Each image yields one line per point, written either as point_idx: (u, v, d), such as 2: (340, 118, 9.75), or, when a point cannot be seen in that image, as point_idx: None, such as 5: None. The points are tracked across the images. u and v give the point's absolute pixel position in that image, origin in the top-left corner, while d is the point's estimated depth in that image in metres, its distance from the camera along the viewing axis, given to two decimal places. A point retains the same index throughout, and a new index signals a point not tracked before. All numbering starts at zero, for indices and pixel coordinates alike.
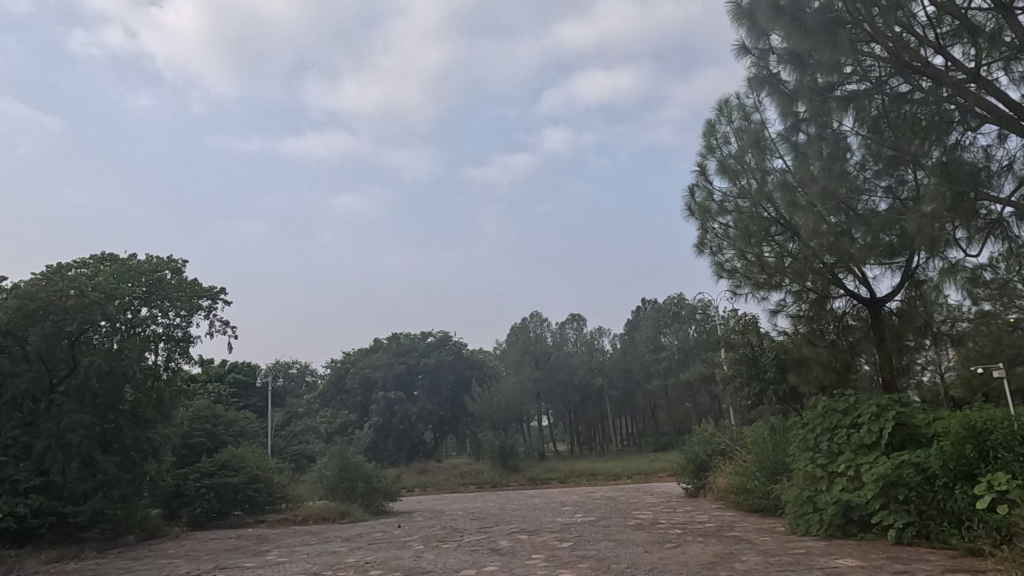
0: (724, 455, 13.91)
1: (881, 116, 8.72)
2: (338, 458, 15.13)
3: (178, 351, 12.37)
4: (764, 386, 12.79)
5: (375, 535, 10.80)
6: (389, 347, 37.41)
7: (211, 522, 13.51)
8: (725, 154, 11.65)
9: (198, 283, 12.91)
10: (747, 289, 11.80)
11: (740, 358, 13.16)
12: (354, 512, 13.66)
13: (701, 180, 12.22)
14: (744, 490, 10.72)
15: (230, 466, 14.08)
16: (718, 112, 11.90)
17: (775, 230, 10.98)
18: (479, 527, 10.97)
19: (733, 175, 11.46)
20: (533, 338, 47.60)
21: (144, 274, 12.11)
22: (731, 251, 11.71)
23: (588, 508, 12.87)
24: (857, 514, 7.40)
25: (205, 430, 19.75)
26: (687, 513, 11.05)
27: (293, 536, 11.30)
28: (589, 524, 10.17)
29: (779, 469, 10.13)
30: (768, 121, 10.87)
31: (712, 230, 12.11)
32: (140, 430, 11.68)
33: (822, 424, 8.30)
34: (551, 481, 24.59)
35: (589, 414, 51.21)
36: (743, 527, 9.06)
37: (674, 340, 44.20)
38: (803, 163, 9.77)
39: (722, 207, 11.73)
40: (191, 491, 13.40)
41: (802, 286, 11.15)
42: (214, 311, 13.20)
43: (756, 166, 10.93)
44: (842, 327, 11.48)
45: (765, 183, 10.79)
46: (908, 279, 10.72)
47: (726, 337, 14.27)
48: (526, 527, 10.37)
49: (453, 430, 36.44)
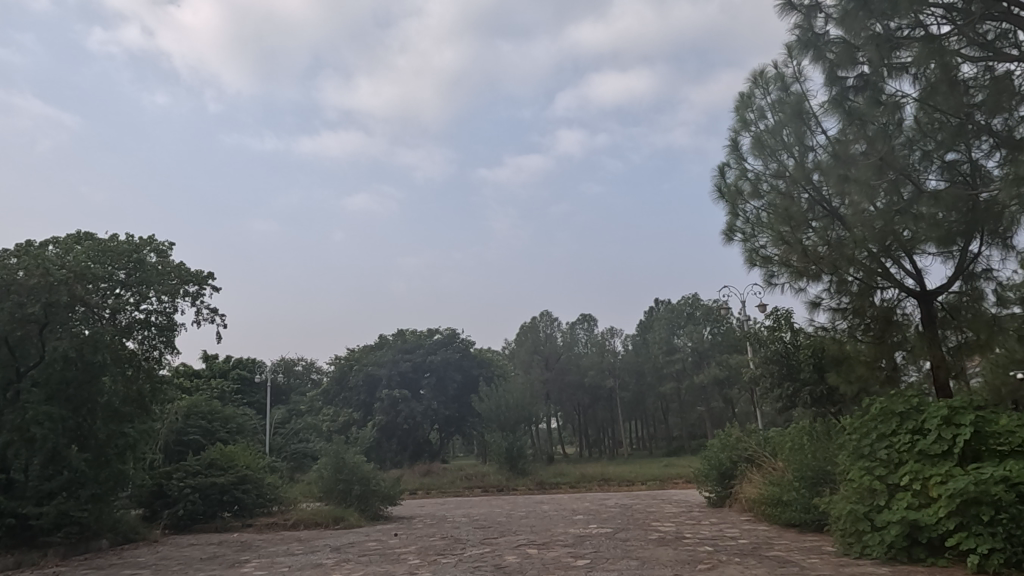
0: (751, 462, 12.78)
1: (940, 80, 7.67)
2: (334, 458, 14.10)
3: (160, 341, 11.49)
4: (797, 388, 11.56)
5: (368, 544, 9.77)
6: (394, 344, 36.44)
7: (196, 525, 12.53)
8: (760, 130, 10.55)
9: (184, 266, 11.94)
10: (784, 278, 10.44)
11: (772, 356, 12.01)
12: (349, 517, 12.64)
13: (732, 159, 11.13)
14: (780, 502, 9.59)
15: (217, 465, 13.26)
16: (752, 84, 10.81)
17: (815, 214, 9.81)
18: (484, 538, 9.93)
19: (770, 152, 10.36)
20: (543, 338, 46.47)
21: (124, 255, 11.11)
22: (765, 236, 10.58)
23: (602, 517, 11.80)
24: (926, 536, 6.30)
25: (201, 427, 18.84)
26: (713, 526, 9.97)
27: (280, 544, 10.29)
28: (606, 538, 9.08)
29: (822, 480, 9.00)
30: (809, 92, 9.83)
31: (745, 215, 11.04)
32: (116, 423, 10.63)
33: (876, 429, 7.20)
34: (561, 486, 23.52)
35: (599, 418, 50.10)
36: (783, 545, 7.96)
37: (688, 341, 43.06)
38: (848, 139, 8.67)
39: (755, 188, 10.65)
40: (174, 491, 12.37)
41: (846, 277, 9.81)
42: (201, 298, 12.23)
43: (796, 141, 9.87)
44: (890, 324, 10.11)
45: (806, 160, 9.76)
46: (963, 271, 9.43)
47: (754, 334, 13.11)
48: (536, 539, 9.30)
49: (460, 431, 35.49)
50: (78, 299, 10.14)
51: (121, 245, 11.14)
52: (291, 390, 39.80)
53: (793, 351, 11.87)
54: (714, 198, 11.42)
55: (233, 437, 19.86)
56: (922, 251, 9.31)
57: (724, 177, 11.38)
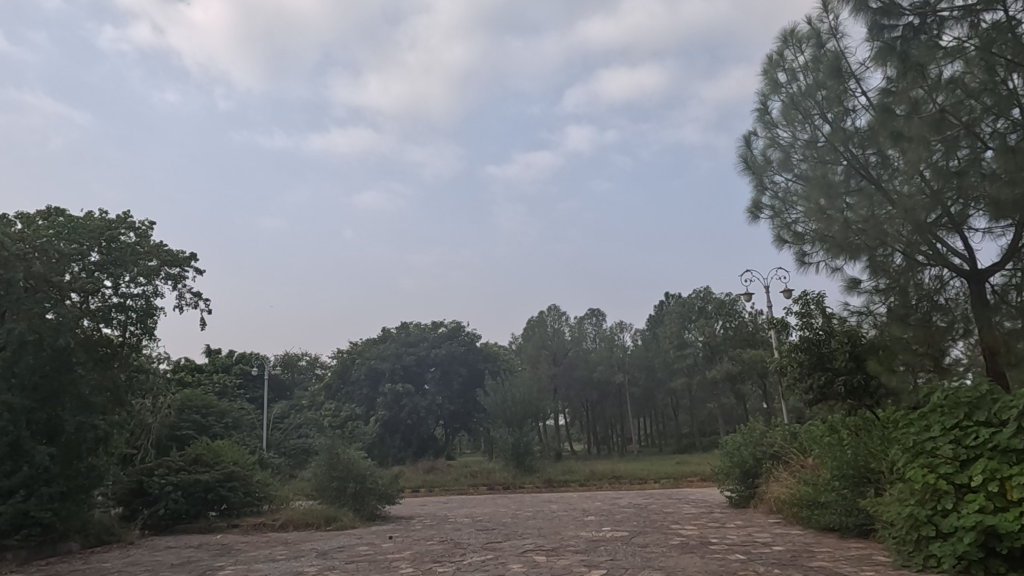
0: (777, 459, 11.80)
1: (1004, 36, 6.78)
2: (328, 454, 13.17)
3: (139, 326, 10.69)
4: (830, 378, 10.49)
5: (359, 549, 8.85)
6: (398, 338, 35.53)
7: (179, 526, 11.67)
8: (793, 92, 9.54)
9: (164, 246, 11.09)
10: (820, 254, 9.41)
11: (802, 343, 10.96)
12: (342, 518, 11.72)
13: (759, 126, 10.14)
14: (817, 504, 8.59)
15: (202, 461, 12.40)
16: (782, 43, 9.83)
17: (855, 183, 8.79)
18: (487, 542, 9.00)
19: (803, 115, 9.37)
20: (550, 333, 44.95)
21: (96, 232, 10.24)
22: (800, 209, 9.55)
23: (617, 519, 10.85)
24: (1006, 546, 5.35)
25: (194, 422, 18.00)
26: (740, 530, 9.01)
27: (263, 548, 9.39)
28: (623, 543, 8.14)
29: (864, 478, 8.03)
30: (848, 48, 8.91)
31: (773, 189, 10.09)
32: (85, 415, 9.69)
33: (939, 420, 6.19)
34: (569, 484, 22.55)
35: (608, 414, 49.12)
36: (826, 553, 6.98)
37: (699, 336, 41.95)
38: (899, 92, 7.66)
39: (786, 158, 9.68)
40: (155, 489, 11.54)
41: (890, 251, 8.76)
42: (184, 281, 11.33)
43: (832, 103, 8.93)
44: (936, 306, 9.07)
45: (845, 122, 8.79)
46: (1020, 248, 8.31)
47: (779, 318, 12.09)
48: (544, 545, 8.36)
49: (465, 427, 34.61)
50: (40, 278, 9.44)
51: (93, 221, 10.28)
52: (294, 385, 39.01)
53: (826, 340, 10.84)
54: (740, 170, 10.49)
55: (228, 432, 19.03)
56: (971, 225, 8.30)
57: (751, 147, 10.41)
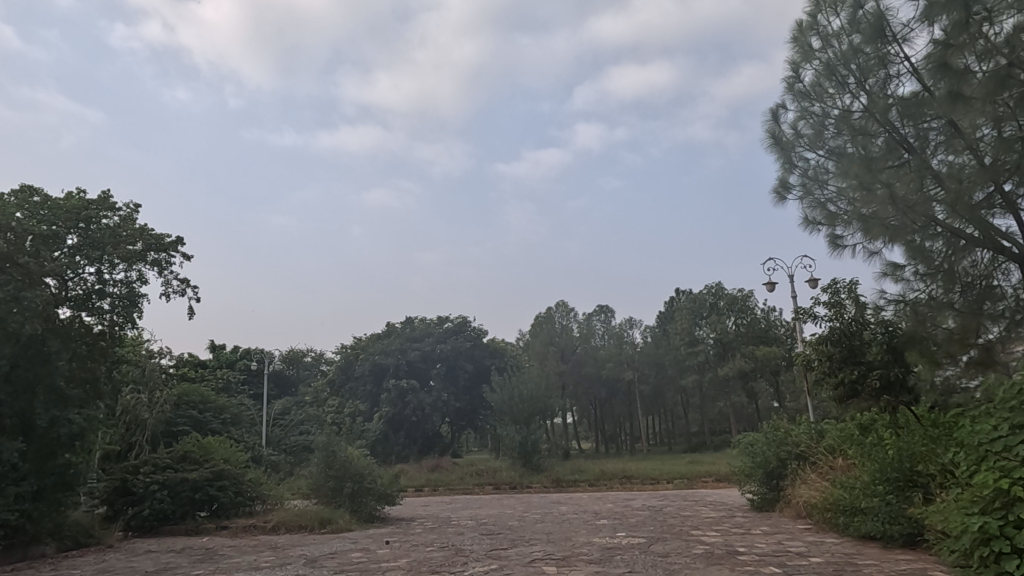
0: (803, 460, 11.00)
1: None
2: (324, 452, 12.44)
3: (120, 313, 10.12)
4: (863, 373, 9.79)
5: (351, 556, 8.16)
6: (402, 333, 34.85)
7: (165, 527, 10.96)
8: (826, 59, 8.74)
9: (149, 229, 10.45)
10: (856, 237, 8.62)
11: (831, 336, 10.21)
12: (337, 520, 10.97)
13: (788, 97, 9.34)
14: (856, 511, 7.78)
15: (191, 458, 11.74)
16: (815, 7, 9.04)
17: (897, 157, 8.00)
18: (491, 549, 8.24)
19: (838, 83, 8.59)
20: (558, 329, 44.04)
21: (73, 213, 9.63)
22: (834, 187, 8.76)
23: (632, 523, 10.07)
24: None
25: (190, 418, 17.36)
26: (768, 537, 8.23)
27: (249, 553, 8.70)
28: (640, 552, 7.40)
29: (911, 482, 7.23)
30: (889, 8, 8.11)
31: (802, 167, 9.30)
32: (60, 409, 9.05)
33: (1007, 418, 5.38)
34: (578, 484, 21.76)
35: (617, 412, 48.31)
36: (871, 568, 6.20)
37: (711, 333, 41.07)
38: (958, 45, 6.84)
39: (818, 131, 8.89)
40: (139, 488, 10.89)
41: (937, 232, 7.95)
42: (169, 267, 10.70)
43: (873, 70, 8.16)
44: (988, 293, 8.20)
45: (889, 90, 8.02)
46: None
47: (804, 307, 11.29)
48: (553, 553, 7.61)
49: (471, 424, 33.89)
50: (8, 259, 8.89)
51: (71, 201, 9.67)
52: (298, 381, 38.42)
53: (857, 332, 10.08)
54: (767, 146, 9.69)
55: (226, 428, 18.38)
56: None
57: (778, 122, 9.63)
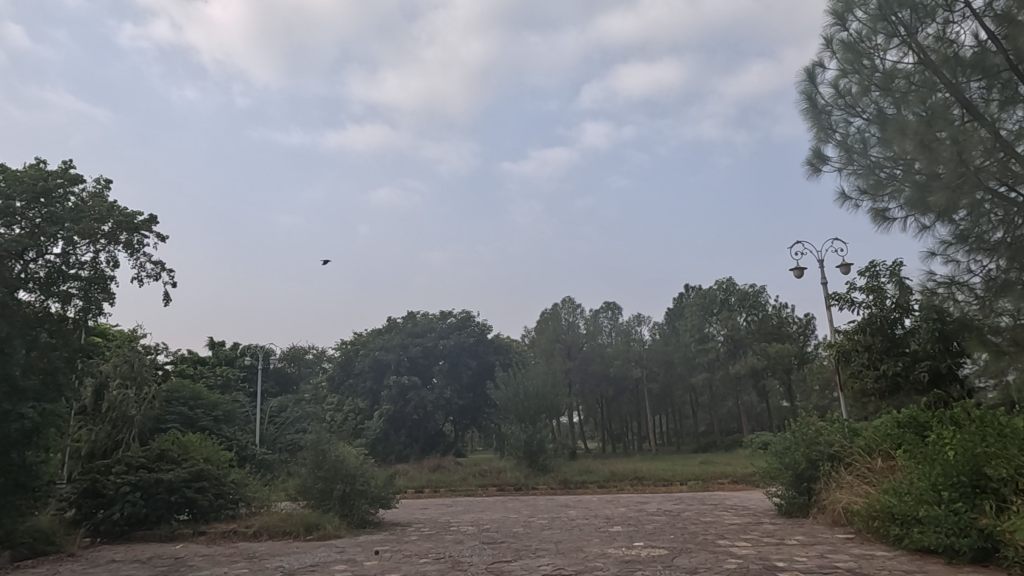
0: (837, 461, 9.96)
1: None
2: (314, 450, 11.46)
3: (88, 297, 9.24)
4: (909, 363, 9.20)
5: (334, 569, 7.22)
6: (404, 328, 33.93)
7: (137, 532, 10.07)
8: (873, 7, 7.79)
9: (119, 207, 9.54)
10: (905, 208, 7.62)
11: (870, 323, 9.64)
12: (325, 526, 9.99)
13: (828, 54, 8.35)
14: (913, 521, 6.78)
15: (168, 457, 10.82)
16: None
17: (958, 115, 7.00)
18: (493, 561, 7.28)
19: (887, 33, 7.66)
20: (565, 326, 43.03)
21: (26, 185, 8.72)
22: (879, 152, 7.76)
23: (649, 531, 9.09)
24: None
25: (179, 415, 16.42)
26: (808, 549, 7.23)
27: (221, 564, 7.76)
28: (664, 568, 6.41)
29: (979, 488, 6.23)
30: None
31: (841, 132, 8.28)
32: (14, 403, 8.12)
33: None
34: (586, 485, 20.81)
35: (624, 411, 47.32)
36: None
37: (721, 331, 39.97)
38: None
39: (862, 88, 7.91)
40: (109, 490, 9.97)
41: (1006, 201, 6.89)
42: (142, 249, 9.77)
43: (929, 17, 7.30)
44: None
45: (947, 41, 7.19)
46: None
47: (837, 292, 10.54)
48: (564, 567, 6.62)
49: (475, 422, 32.97)
50: None
51: (29, 172, 8.82)
52: (299, 379, 37.55)
53: (898, 319, 9.55)
54: (800, 110, 8.69)
55: (216, 425, 17.46)
56: None
57: (815, 83, 8.64)
